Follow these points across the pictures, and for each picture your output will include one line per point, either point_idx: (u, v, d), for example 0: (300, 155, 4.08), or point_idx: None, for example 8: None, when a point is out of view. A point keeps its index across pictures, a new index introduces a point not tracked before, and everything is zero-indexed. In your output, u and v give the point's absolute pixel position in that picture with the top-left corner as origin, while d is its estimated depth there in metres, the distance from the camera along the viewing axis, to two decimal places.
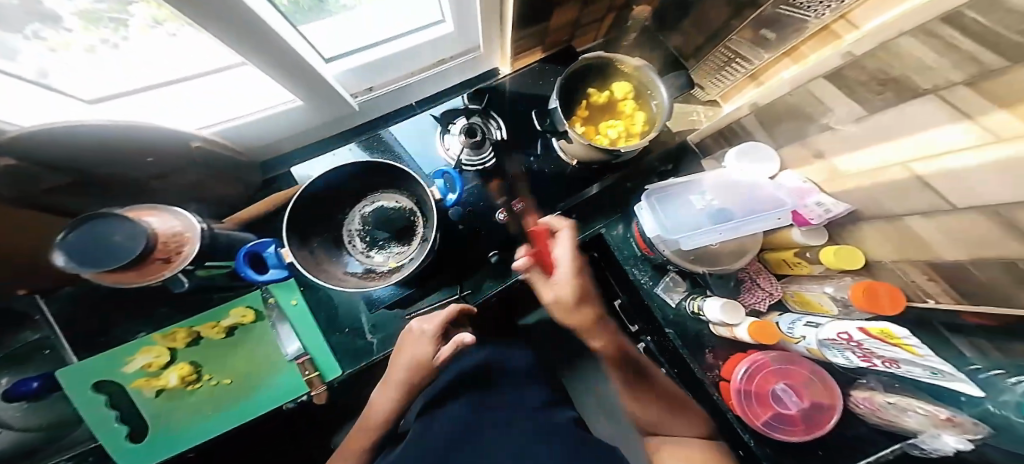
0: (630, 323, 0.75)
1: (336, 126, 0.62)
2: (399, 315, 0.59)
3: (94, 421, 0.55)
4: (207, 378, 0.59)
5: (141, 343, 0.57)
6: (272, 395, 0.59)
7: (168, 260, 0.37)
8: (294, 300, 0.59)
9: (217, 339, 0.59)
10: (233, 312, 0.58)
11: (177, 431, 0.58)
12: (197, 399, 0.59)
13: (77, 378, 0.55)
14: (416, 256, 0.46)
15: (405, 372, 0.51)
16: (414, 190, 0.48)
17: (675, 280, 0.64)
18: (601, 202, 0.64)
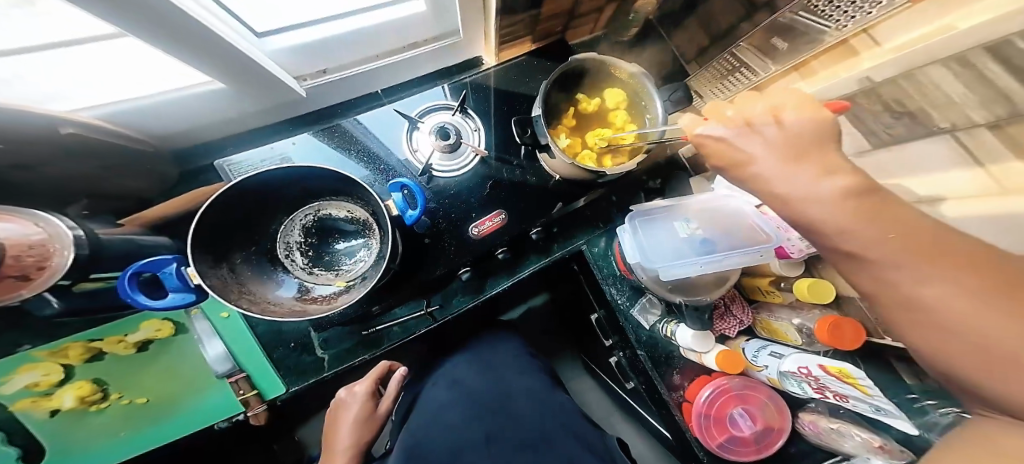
0: (606, 337, 0.74)
1: (287, 111, 0.54)
2: (353, 330, 0.53)
3: None
4: (116, 397, 0.50)
5: (19, 361, 0.46)
6: (198, 416, 0.51)
7: (27, 277, 0.30)
8: (225, 312, 0.51)
9: (127, 356, 0.50)
10: (145, 325, 0.49)
11: (81, 455, 0.50)
12: (104, 420, 0.50)
13: None
14: (370, 276, 0.40)
15: (348, 433, 0.54)
16: (368, 199, 0.41)
17: (652, 301, 0.61)
18: (581, 215, 0.60)
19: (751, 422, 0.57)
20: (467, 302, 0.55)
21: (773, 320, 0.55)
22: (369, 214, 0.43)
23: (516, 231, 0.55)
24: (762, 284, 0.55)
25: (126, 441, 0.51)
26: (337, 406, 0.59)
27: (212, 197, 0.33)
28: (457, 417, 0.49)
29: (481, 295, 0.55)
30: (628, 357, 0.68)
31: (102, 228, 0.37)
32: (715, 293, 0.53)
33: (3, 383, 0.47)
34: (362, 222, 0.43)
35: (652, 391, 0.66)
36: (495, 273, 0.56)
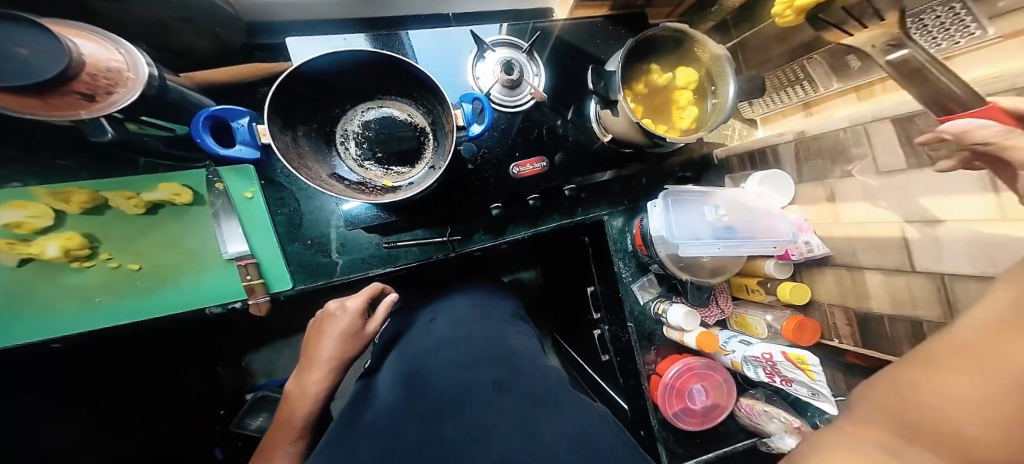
0: (594, 309, 0.77)
1: (356, 9, 0.56)
2: (375, 242, 0.53)
3: None
4: (106, 257, 0.46)
5: (10, 195, 0.42)
6: (192, 296, 0.48)
7: (90, 99, 0.31)
8: (250, 193, 0.49)
9: (132, 215, 0.47)
10: (163, 187, 0.46)
11: (35, 316, 0.44)
12: (79, 282, 0.46)
13: None
14: (417, 179, 0.44)
15: (331, 346, 0.53)
16: (433, 109, 0.44)
17: (652, 281, 0.67)
18: (610, 186, 0.62)
19: (703, 396, 0.65)
20: (486, 240, 0.56)
21: (747, 315, 0.62)
22: (426, 125, 0.45)
23: (551, 184, 0.57)
24: (749, 282, 0.62)
25: (94, 310, 0.46)
26: (325, 317, 0.56)
27: (298, 64, 0.33)
28: (456, 346, 0.45)
29: (501, 237, 0.56)
30: (613, 330, 0.73)
31: (169, 75, 0.41)
32: (715, 278, 0.58)
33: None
34: (418, 130, 0.45)
35: (622, 361, 0.72)
36: (519, 220, 0.58)
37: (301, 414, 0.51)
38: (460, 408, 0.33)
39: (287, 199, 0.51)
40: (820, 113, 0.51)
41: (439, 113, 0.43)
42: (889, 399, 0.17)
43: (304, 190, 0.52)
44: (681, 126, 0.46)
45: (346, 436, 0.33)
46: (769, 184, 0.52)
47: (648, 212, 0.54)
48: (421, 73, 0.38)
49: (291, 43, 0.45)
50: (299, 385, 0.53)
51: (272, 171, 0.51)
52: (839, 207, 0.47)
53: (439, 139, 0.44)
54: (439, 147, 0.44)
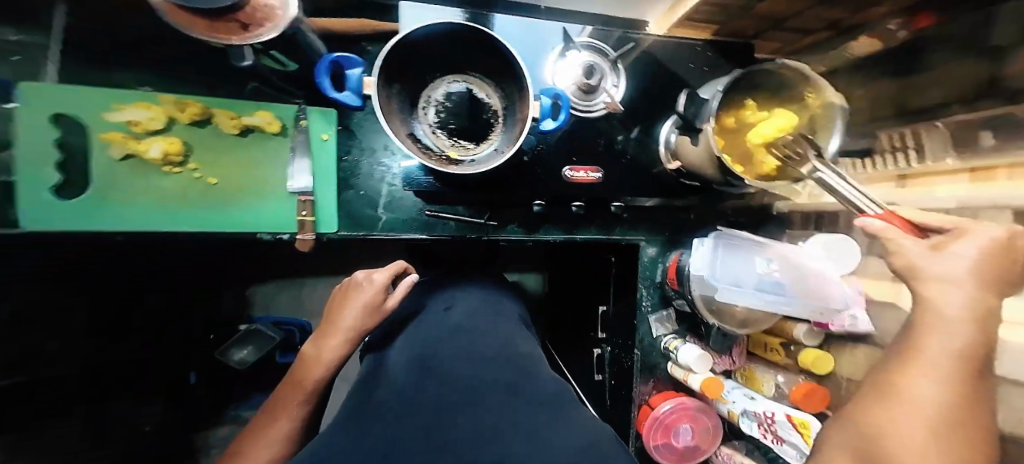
0: (600, 329, 0.78)
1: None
2: (419, 209, 0.56)
3: (28, 153, 0.45)
4: (194, 167, 0.51)
5: (141, 97, 0.49)
6: (253, 218, 0.53)
7: (244, 28, 0.35)
8: (325, 136, 0.53)
9: (226, 134, 0.52)
10: (260, 115, 0.52)
11: (121, 206, 0.48)
12: (165, 185, 0.50)
13: (40, 96, 0.45)
14: (482, 155, 0.47)
15: (352, 315, 0.56)
16: (510, 96, 0.46)
17: (670, 317, 0.66)
18: (650, 213, 0.62)
19: (688, 436, 0.63)
20: (517, 234, 0.58)
21: (757, 370, 0.62)
22: (499, 109, 0.48)
23: (595, 196, 0.58)
24: (770, 340, 0.60)
25: (166, 213, 0.50)
26: (351, 286, 0.60)
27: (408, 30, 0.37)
28: (472, 342, 0.46)
29: (532, 235, 0.58)
30: (615, 353, 0.73)
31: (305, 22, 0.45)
32: (745, 329, 0.56)
33: (98, 107, 0.47)
34: (489, 112, 0.48)
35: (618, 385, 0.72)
36: (555, 222, 0.59)
37: (315, 376, 0.54)
38: (476, 403, 0.33)
39: (354, 150, 0.55)
40: (915, 187, 0.46)
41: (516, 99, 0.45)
42: (858, 438, 0.25)
43: (372, 147, 0.56)
44: (765, 170, 0.46)
45: (358, 421, 0.34)
46: (832, 249, 0.49)
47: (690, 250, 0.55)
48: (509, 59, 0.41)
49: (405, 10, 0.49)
50: (315, 348, 0.56)
51: (348, 122, 0.55)
52: (896, 288, 0.45)
53: (508, 124, 0.47)
54: (506, 131, 0.47)
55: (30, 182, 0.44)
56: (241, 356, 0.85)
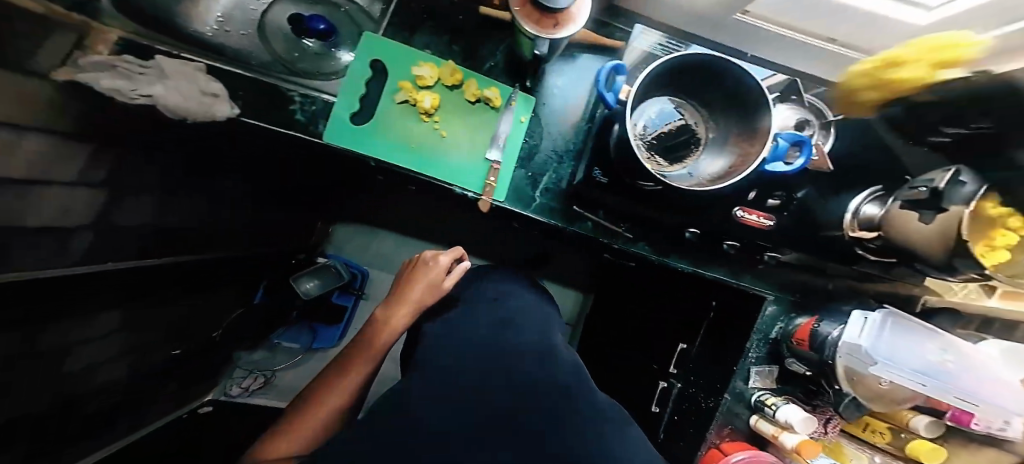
0: (671, 364, 0.74)
1: (700, 24, 0.64)
2: (570, 203, 0.61)
3: (349, 84, 0.55)
4: (434, 121, 0.57)
5: (427, 58, 0.58)
6: (452, 173, 0.57)
7: (555, 25, 0.40)
8: (524, 118, 0.60)
9: (466, 100, 0.58)
10: (492, 89, 0.58)
11: (374, 136, 0.55)
12: (412, 129, 0.57)
13: (372, 45, 0.56)
14: (676, 174, 0.50)
15: (419, 290, 0.63)
16: (722, 135, 0.50)
17: (769, 373, 0.66)
18: (778, 267, 0.64)
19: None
20: (646, 252, 0.61)
21: (848, 445, 0.64)
22: (699, 143, 0.52)
23: (753, 238, 0.59)
24: (875, 423, 0.62)
25: (406, 152, 0.56)
26: (418, 265, 0.67)
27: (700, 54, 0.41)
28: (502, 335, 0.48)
29: (663, 257, 0.61)
30: (689, 393, 0.70)
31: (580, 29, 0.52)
32: (877, 406, 0.55)
33: (403, 63, 0.57)
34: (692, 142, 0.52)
35: (675, 423, 0.71)
36: (685, 253, 0.62)
37: (383, 336, 0.60)
38: (535, 401, 0.34)
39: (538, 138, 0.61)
40: None
41: (732, 140, 0.48)
42: None
43: (562, 141, 0.63)
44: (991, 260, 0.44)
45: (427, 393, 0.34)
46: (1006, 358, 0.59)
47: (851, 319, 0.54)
48: (759, 102, 0.44)
49: (644, 31, 0.54)
50: (385, 315, 0.62)
51: (545, 113, 0.63)
52: None
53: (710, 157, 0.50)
54: (703, 162, 0.51)
55: (342, 106, 0.54)
56: (308, 286, 1.16)
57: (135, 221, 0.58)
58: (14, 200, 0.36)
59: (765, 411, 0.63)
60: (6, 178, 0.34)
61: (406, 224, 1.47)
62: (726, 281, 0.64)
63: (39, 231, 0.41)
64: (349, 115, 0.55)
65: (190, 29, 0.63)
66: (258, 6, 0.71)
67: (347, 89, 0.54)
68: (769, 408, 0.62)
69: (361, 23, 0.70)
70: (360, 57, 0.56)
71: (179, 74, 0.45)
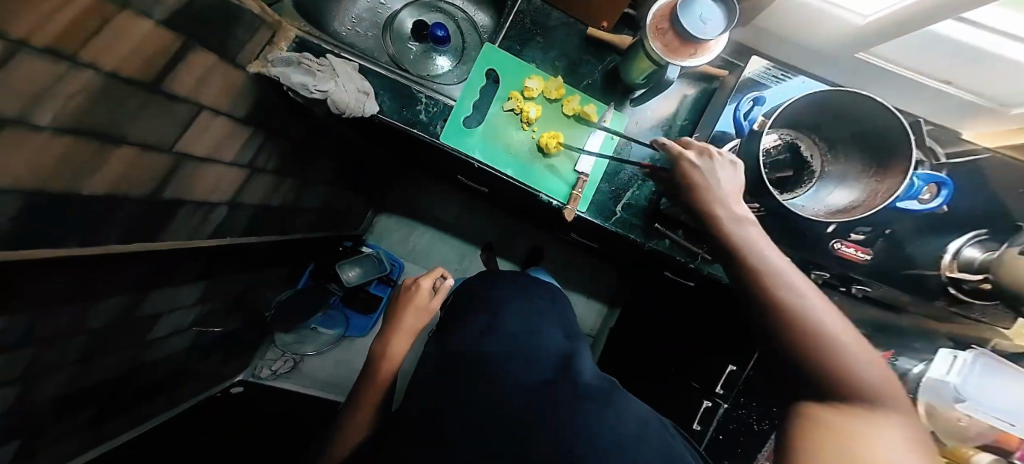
0: (717, 385, 0.75)
1: (812, 56, 0.65)
2: (649, 219, 0.64)
3: (467, 91, 0.62)
4: (534, 130, 0.63)
5: (536, 73, 0.63)
6: (544, 181, 0.63)
7: (689, 54, 0.45)
8: (616, 136, 0.63)
9: (565, 114, 0.63)
10: (589, 107, 0.62)
11: (480, 141, 0.62)
12: (513, 137, 0.63)
13: (491, 57, 0.63)
14: (801, 205, 0.46)
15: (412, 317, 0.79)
16: (844, 159, 0.46)
17: None
18: (857, 303, 0.63)
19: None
20: (721, 273, 0.63)
21: None
22: (817, 172, 0.48)
23: (840, 272, 0.58)
24: None
25: (504, 156, 0.62)
26: (407, 295, 0.83)
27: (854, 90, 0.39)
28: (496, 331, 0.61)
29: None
30: (737, 414, 0.71)
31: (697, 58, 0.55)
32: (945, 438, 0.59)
33: (516, 76, 0.63)
34: (809, 168, 0.47)
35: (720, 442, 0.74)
36: None
37: (386, 367, 0.73)
38: (541, 405, 0.43)
39: (625, 156, 0.63)
40: None
41: (857, 167, 0.45)
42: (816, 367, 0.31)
43: (649, 161, 0.63)
44: None
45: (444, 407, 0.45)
46: None
47: (938, 356, 0.59)
48: (895, 132, 0.40)
49: (753, 58, 0.57)
50: (382, 347, 0.76)
51: (635, 132, 0.64)
52: None
53: (829, 184, 0.47)
54: (833, 190, 0.46)
55: (458, 111, 0.61)
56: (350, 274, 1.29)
57: (248, 196, 0.76)
58: (189, 168, 0.56)
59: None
60: (192, 155, 0.55)
61: (454, 220, 1.54)
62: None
63: (169, 202, 0.56)
64: (462, 120, 0.62)
65: (331, 31, 0.76)
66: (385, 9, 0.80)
67: (465, 94, 0.61)
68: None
69: (467, 32, 0.79)
70: (479, 67, 0.63)
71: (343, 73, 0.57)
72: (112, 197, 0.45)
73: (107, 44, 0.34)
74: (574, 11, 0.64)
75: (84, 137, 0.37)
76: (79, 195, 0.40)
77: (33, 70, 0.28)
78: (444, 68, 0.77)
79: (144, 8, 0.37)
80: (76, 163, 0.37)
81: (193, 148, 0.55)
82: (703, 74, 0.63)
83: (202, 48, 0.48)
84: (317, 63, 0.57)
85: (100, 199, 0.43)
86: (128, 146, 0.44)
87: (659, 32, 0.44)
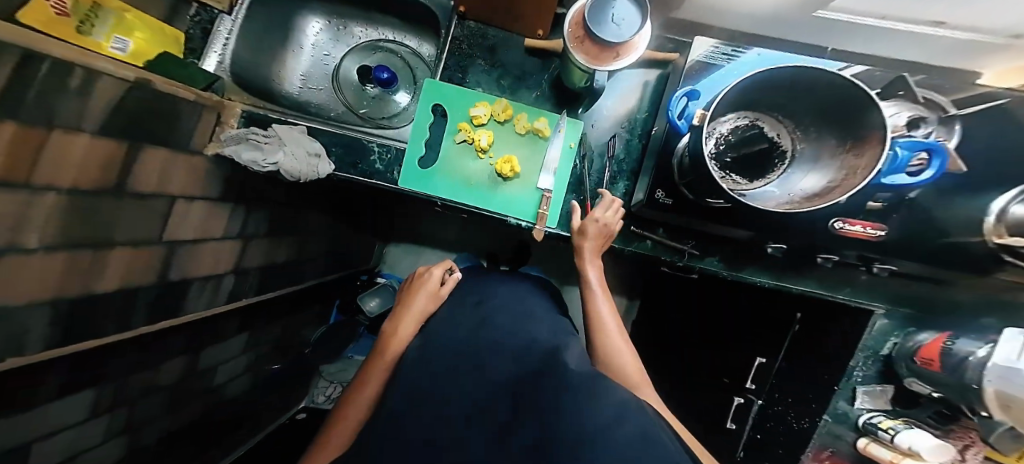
0: (749, 381, 0.60)
1: (775, 19, 0.58)
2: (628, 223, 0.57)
3: (416, 130, 0.61)
4: (489, 156, 0.61)
5: (479, 97, 0.62)
6: (509, 203, 0.61)
7: (614, 57, 0.42)
8: (573, 143, 0.59)
9: (516, 133, 0.60)
10: (540, 120, 0.59)
11: (436, 178, 0.61)
12: (470, 167, 0.61)
13: (430, 91, 0.62)
14: (773, 192, 0.40)
15: (420, 301, 0.66)
16: (818, 134, 0.40)
17: (877, 391, 0.51)
18: (885, 281, 0.55)
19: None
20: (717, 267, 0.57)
21: None
22: (789, 151, 0.42)
23: (857, 250, 0.50)
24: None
25: (465, 189, 0.61)
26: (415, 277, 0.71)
27: (797, 67, 0.33)
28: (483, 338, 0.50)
29: (737, 272, 0.57)
30: (778, 412, 0.56)
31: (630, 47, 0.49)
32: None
33: (460, 105, 0.61)
34: (779, 148, 0.42)
35: (757, 445, 0.59)
36: (768, 267, 0.57)
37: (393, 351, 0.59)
38: (549, 410, 0.32)
39: (586, 164, 0.59)
40: None
41: (830, 144, 0.39)
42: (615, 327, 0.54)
43: (615, 161, 0.59)
44: None
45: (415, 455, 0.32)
46: None
47: (1005, 336, 0.41)
48: (859, 104, 0.34)
49: (697, 39, 0.51)
50: (390, 327, 0.63)
51: (593, 136, 0.60)
52: None
53: (803, 165, 0.41)
54: (809, 171, 0.40)
55: (411, 151, 0.61)
56: (372, 304, 1.24)
57: (253, 260, 0.79)
58: (185, 251, 0.60)
59: (878, 434, 0.48)
60: (184, 240, 0.59)
61: (456, 240, 1.55)
62: (822, 296, 0.52)
63: (178, 284, 0.60)
64: (417, 161, 0.61)
65: (291, 95, 0.82)
66: (332, 61, 0.85)
67: (414, 135, 0.61)
68: (885, 431, 0.47)
69: (413, 63, 0.82)
70: (422, 104, 0.62)
71: (289, 138, 0.58)
72: (120, 293, 0.49)
73: (69, 172, 0.37)
74: (505, 26, 0.62)
75: (83, 250, 0.42)
76: (95, 296, 0.45)
77: (12, 208, 0.32)
78: (401, 102, 0.81)
79: (93, 127, 0.39)
80: (80, 273, 0.42)
81: (181, 233, 0.58)
82: (650, 62, 0.59)
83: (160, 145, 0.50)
84: (263, 135, 0.58)
85: (109, 297, 0.48)
86: (120, 246, 0.47)
87: (577, 41, 0.42)
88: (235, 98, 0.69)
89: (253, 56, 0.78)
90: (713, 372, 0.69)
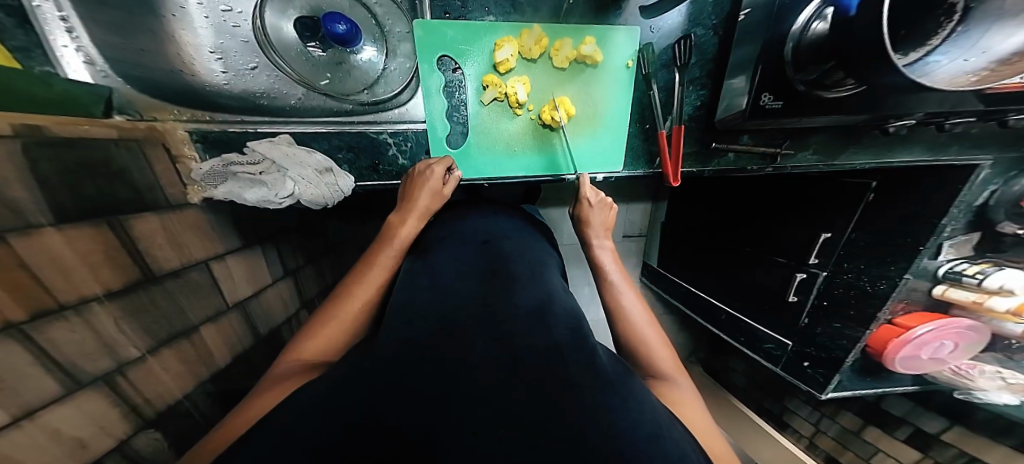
0: (814, 256, 0.62)
1: None
2: (706, 141, 0.52)
3: (428, 99, 0.49)
4: (528, 108, 0.51)
5: (501, 31, 0.48)
6: (568, 155, 0.53)
7: None
8: (629, 61, 0.51)
9: (558, 66, 0.50)
10: (586, 41, 0.49)
11: (478, 152, 0.51)
12: (509, 129, 0.51)
13: (432, 37, 0.47)
14: (942, 64, 0.38)
15: (423, 198, 0.47)
16: None
17: (960, 242, 0.55)
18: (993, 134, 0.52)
19: (947, 351, 0.59)
20: (810, 161, 0.54)
21: None
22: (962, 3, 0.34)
23: (976, 109, 0.46)
24: None
25: (512, 156, 0.52)
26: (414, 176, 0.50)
27: None
28: (519, 279, 0.38)
29: (831, 162, 0.54)
30: (846, 278, 0.58)
31: None
32: None
33: (480, 47, 0.48)
34: (949, 4, 0.34)
35: (825, 309, 0.61)
36: (865, 147, 0.54)
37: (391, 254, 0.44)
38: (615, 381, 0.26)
39: (647, 85, 0.51)
40: None
41: None
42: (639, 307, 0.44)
43: (687, 68, 0.49)
44: None
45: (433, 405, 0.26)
46: None
47: None
48: None
49: None
50: (390, 224, 0.47)
51: (653, 44, 0.50)
52: None
53: (984, 18, 0.35)
54: (991, 25, 0.35)
55: (433, 133, 0.50)
56: None
57: (314, 285, 0.75)
58: (256, 306, 0.57)
59: (964, 281, 0.54)
60: (249, 296, 0.55)
61: None
62: (918, 162, 0.49)
63: (270, 335, 0.61)
64: (445, 142, 0.50)
65: (205, 89, 0.50)
66: (243, 21, 0.51)
67: (428, 112, 0.49)
68: (972, 277, 0.53)
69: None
70: (425, 55, 0.47)
71: (280, 156, 0.45)
72: (235, 361, 0.52)
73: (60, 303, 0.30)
74: None
75: (179, 342, 0.43)
76: (219, 370, 0.49)
77: (70, 340, 0.31)
78: (374, 63, 0.57)
79: (53, 222, 0.30)
80: (197, 360, 0.45)
81: (246, 291, 0.54)
82: None
83: (159, 204, 0.40)
84: (249, 164, 0.45)
85: (229, 368, 0.51)
86: (203, 326, 0.46)
87: None
88: (154, 113, 0.48)
89: (117, 36, 0.48)
90: (767, 252, 0.72)
